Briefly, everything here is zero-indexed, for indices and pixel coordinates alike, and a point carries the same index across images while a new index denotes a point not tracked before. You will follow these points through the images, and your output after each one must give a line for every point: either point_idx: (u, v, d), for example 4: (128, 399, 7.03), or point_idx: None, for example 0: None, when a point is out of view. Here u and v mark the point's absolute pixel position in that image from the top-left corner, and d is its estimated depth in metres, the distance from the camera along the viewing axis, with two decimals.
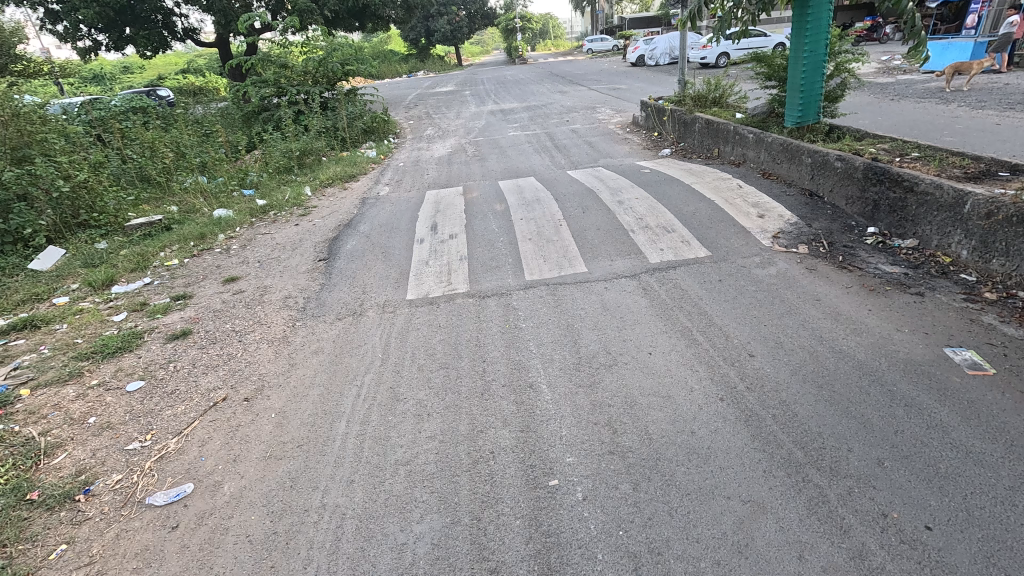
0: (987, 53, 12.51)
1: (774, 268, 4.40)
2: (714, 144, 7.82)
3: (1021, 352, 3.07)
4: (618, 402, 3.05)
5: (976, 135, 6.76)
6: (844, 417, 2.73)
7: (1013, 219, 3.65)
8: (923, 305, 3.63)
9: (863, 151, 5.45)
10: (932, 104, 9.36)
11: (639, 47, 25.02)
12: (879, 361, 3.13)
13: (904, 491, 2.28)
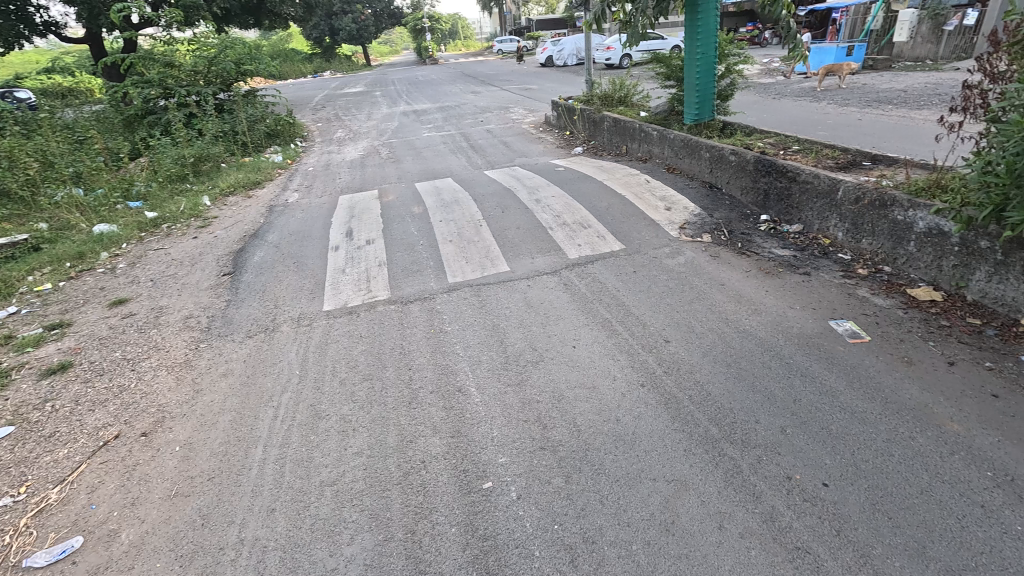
0: (848, 57, 14.11)
1: (683, 257, 4.68)
2: (622, 142, 8.18)
3: (889, 319, 3.49)
4: (546, 398, 3.10)
5: (844, 129, 7.60)
6: (751, 392, 2.96)
7: (876, 203, 4.14)
8: (810, 284, 4.02)
9: (752, 146, 5.94)
10: (806, 103, 10.40)
11: (548, 48, 25.66)
12: (777, 337, 3.43)
13: (804, 454, 2.51)
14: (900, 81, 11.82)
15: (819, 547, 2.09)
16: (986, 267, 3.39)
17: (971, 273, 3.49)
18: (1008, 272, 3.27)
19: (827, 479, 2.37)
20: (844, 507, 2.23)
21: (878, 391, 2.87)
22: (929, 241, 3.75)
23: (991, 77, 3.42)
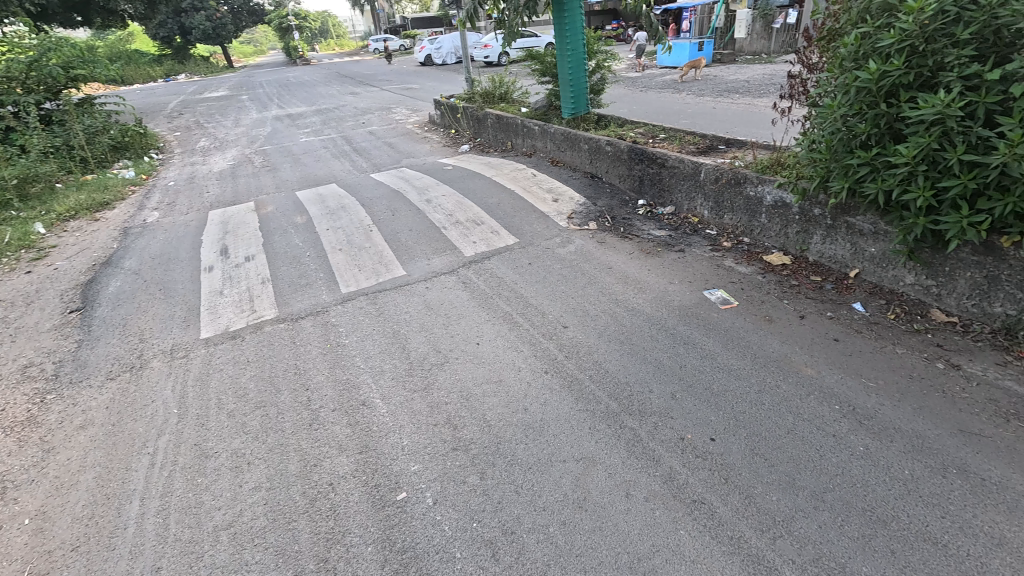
0: (700, 52, 15.61)
1: (573, 245, 4.89)
2: (507, 138, 8.34)
3: (751, 284, 3.94)
4: (454, 398, 3.08)
5: (702, 117, 8.41)
6: (643, 365, 3.18)
7: (732, 181, 4.63)
8: (685, 259, 4.40)
9: (625, 136, 6.35)
10: (669, 94, 11.34)
11: (426, 46, 25.39)
12: (661, 311, 3.71)
13: (693, 414, 2.76)
14: (743, 73, 13.29)
15: (712, 496, 2.30)
16: (820, 231, 3.94)
17: (810, 237, 4.04)
18: (837, 234, 3.83)
19: (714, 433, 2.63)
20: (729, 457, 2.48)
21: (747, 349, 3.23)
22: (776, 212, 4.27)
23: (808, 67, 3.97)
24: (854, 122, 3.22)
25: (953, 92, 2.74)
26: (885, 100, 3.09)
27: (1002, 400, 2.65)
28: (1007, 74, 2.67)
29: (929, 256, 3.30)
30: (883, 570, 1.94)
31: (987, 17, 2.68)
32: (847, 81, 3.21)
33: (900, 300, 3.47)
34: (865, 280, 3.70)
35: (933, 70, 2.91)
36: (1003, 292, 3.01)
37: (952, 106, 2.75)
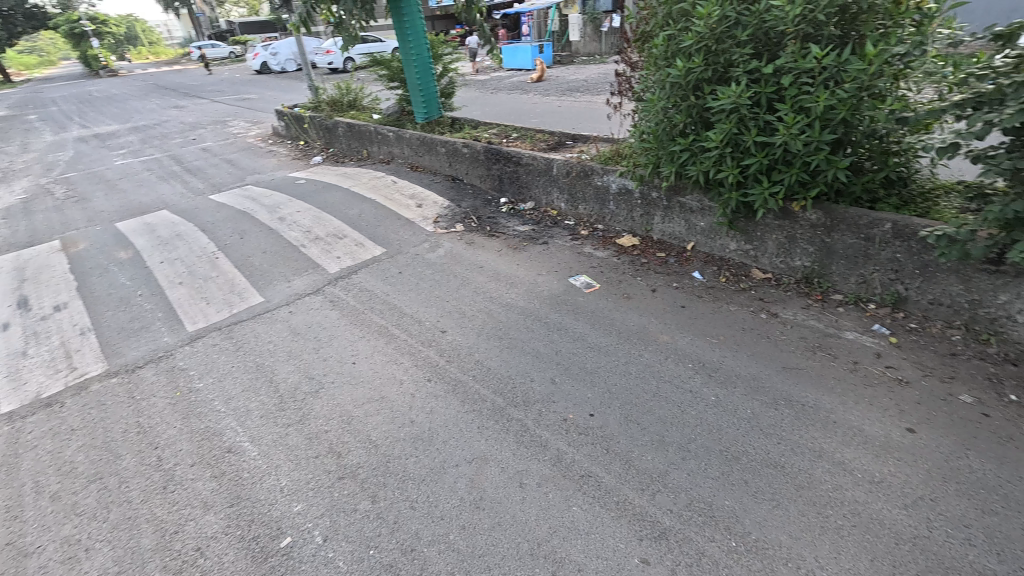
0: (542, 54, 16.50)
1: (442, 249, 4.87)
2: (361, 146, 8.03)
3: (609, 266, 4.27)
4: (335, 424, 2.89)
5: (550, 115, 8.90)
6: (523, 356, 3.28)
7: (581, 174, 4.97)
8: (550, 251, 4.63)
9: (480, 137, 6.49)
10: (518, 95, 11.83)
11: (260, 52, 23.46)
12: (533, 303, 3.87)
13: (572, 395, 2.91)
14: (581, 73, 14.33)
15: (597, 468, 2.46)
16: (659, 212, 4.40)
17: (652, 218, 4.49)
18: (673, 213, 4.31)
19: (592, 409, 2.80)
20: (607, 428, 2.67)
21: (613, 326, 3.50)
22: (622, 198, 4.68)
23: (630, 66, 4.40)
24: (672, 113, 3.64)
25: (742, 85, 3.21)
26: (693, 93, 3.54)
27: (809, 337, 3.21)
28: (778, 68, 3.21)
29: (744, 225, 3.86)
30: (741, 499, 2.24)
31: (758, 21, 3.18)
32: (662, 77, 3.61)
33: (728, 265, 4.01)
34: (700, 251, 4.22)
35: (725, 66, 3.40)
36: (799, 248, 3.64)
37: (743, 97, 3.24)
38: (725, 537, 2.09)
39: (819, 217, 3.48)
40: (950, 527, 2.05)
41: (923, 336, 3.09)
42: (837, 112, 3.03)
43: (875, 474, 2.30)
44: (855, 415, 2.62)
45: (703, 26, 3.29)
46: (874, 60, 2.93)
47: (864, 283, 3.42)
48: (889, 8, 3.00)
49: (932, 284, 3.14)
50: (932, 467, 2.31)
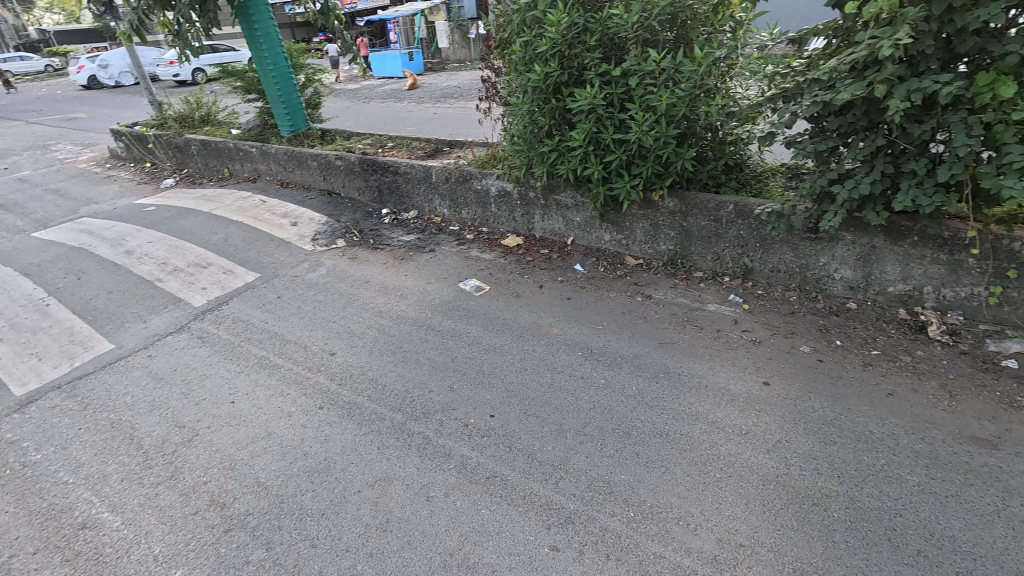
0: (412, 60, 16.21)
1: (323, 267, 4.62)
2: (220, 164, 7.35)
3: (497, 268, 4.34)
4: (215, 473, 2.62)
5: (425, 123, 8.84)
6: (418, 368, 3.22)
7: (460, 179, 5.00)
8: (437, 258, 4.60)
9: (354, 148, 6.27)
10: (391, 103, 11.59)
11: (84, 65, 20.48)
12: (425, 312, 3.81)
13: (471, 400, 2.92)
14: (454, 78, 14.39)
15: (503, 467, 2.49)
16: (538, 211, 4.57)
17: (532, 217, 4.64)
18: (551, 211, 4.50)
19: (492, 410, 2.83)
20: (508, 426, 2.72)
21: (505, 326, 3.56)
22: (502, 200, 4.78)
23: (494, 72, 4.51)
24: (538, 116, 3.81)
25: (596, 87, 3.45)
26: (554, 96, 3.73)
27: (679, 313, 3.53)
28: (625, 71, 3.49)
29: (614, 216, 4.15)
30: (634, 471, 2.40)
31: (603, 28, 3.45)
32: (524, 82, 3.76)
33: (605, 255, 4.28)
34: (579, 244, 4.45)
35: (580, 70, 3.63)
36: (663, 233, 3.99)
37: (598, 98, 3.48)
38: (624, 509, 2.23)
39: (676, 204, 3.84)
40: (802, 461, 2.38)
41: (768, 300, 3.54)
42: (678, 109, 3.37)
43: (741, 427, 2.60)
44: (722, 378, 2.93)
45: (555, 32, 3.48)
46: (702, 62, 3.30)
47: (718, 259, 3.84)
48: (709, 15, 3.40)
49: (770, 255, 3.62)
50: (784, 412, 2.66)
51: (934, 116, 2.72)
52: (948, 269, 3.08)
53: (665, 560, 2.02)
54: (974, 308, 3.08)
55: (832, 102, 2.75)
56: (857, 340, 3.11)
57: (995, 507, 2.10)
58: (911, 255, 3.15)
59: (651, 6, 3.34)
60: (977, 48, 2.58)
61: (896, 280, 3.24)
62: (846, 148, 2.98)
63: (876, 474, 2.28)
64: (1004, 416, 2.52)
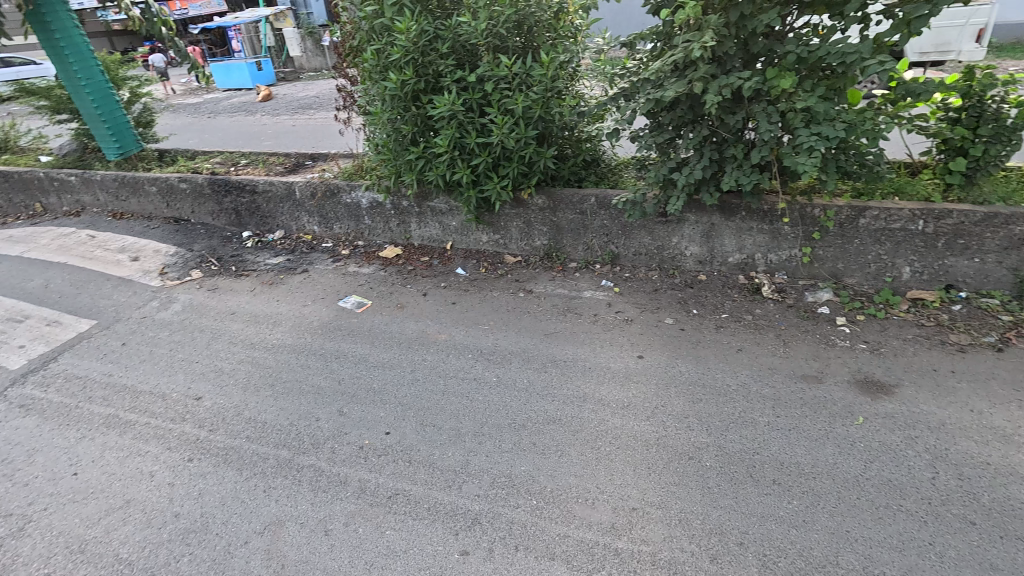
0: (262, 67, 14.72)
1: (177, 304, 4.12)
2: (28, 198, 6.20)
3: (377, 281, 4.21)
4: (61, 561, 2.22)
5: (283, 136, 8.27)
6: (302, 397, 3.01)
7: (327, 193, 4.75)
8: (311, 278, 4.33)
9: (200, 168, 5.67)
10: (241, 117, 10.66)
11: None
12: (303, 337, 3.57)
13: (363, 421, 2.80)
14: (311, 87, 13.60)
15: (404, 483, 2.43)
16: (414, 219, 4.51)
17: (408, 226, 4.57)
18: (426, 218, 4.47)
19: (387, 427, 2.75)
20: (405, 441, 2.66)
21: (392, 339, 3.47)
22: (374, 212, 4.64)
23: (350, 81, 4.37)
24: (400, 124, 3.77)
25: (453, 93, 3.52)
26: (413, 103, 3.73)
27: (560, 303, 3.71)
28: (480, 76, 3.60)
29: (489, 217, 4.24)
30: (533, 460, 2.48)
31: (454, 36, 3.53)
32: (380, 90, 3.70)
33: (485, 256, 4.36)
34: (459, 248, 4.48)
35: (436, 76, 3.66)
36: (536, 229, 4.16)
37: (457, 104, 3.54)
38: (527, 499, 2.30)
39: (544, 200, 4.03)
40: (677, 421, 2.64)
41: (635, 281, 3.87)
42: (533, 111, 3.55)
43: (624, 400, 2.81)
44: (603, 358, 3.14)
45: (406, 40, 3.47)
46: (549, 66, 3.51)
47: (588, 249, 4.10)
48: (551, 22, 3.62)
49: (632, 240, 3.95)
50: (658, 380, 2.93)
51: (742, 108, 3.17)
52: (771, 237, 3.62)
53: (569, 538, 2.12)
54: (793, 267, 3.65)
55: (661, 100, 3.09)
56: (710, 307, 3.52)
57: (824, 430, 2.51)
58: (742, 228, 3.65)
59: (496, 14, 3.47)
60: (766, 50, 3.06)
61: (734, 250, 3.73)
62: (680, 139, 3.37)
63: (736, 421, 2.61)
64: (824, 354, 3.02)
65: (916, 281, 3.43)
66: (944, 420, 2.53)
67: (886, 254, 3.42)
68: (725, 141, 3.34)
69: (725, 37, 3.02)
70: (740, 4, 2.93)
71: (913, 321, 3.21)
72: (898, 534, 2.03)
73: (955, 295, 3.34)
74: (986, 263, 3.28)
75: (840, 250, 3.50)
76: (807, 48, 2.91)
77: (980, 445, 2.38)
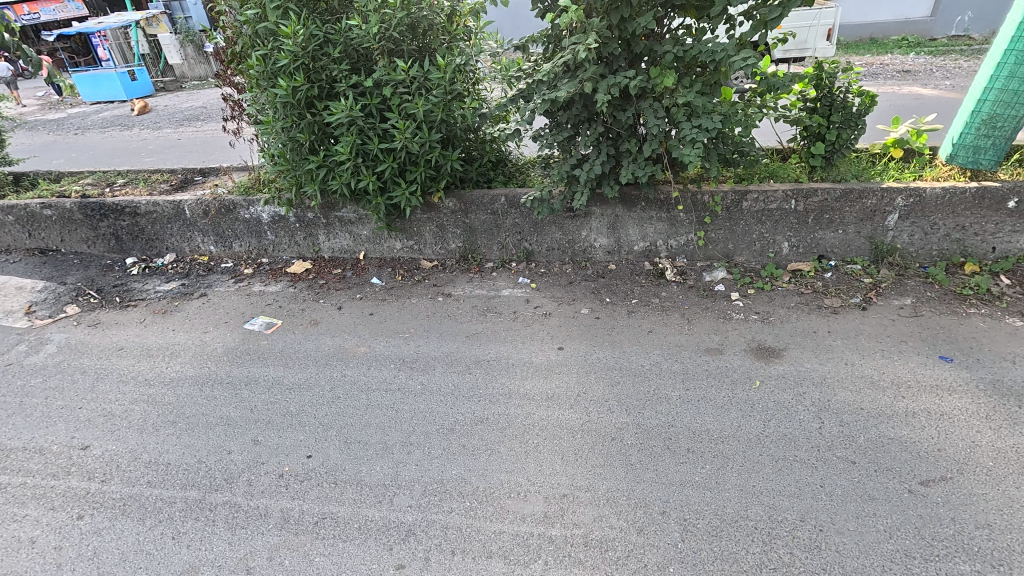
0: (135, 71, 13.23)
1: (50, 345, 3.64)
2: None
3: (287, 298, 3.99)
4: None
5: (166, 151, 7.59)
6: (211, 431, 2.79)
7: (221, 210, 4.42)
8: (211, 303, 4.02)
9: (68, 191, 5.05)
10: (115, 132, 9.63)
11: None
12: (206, 366, 3.30)
13: (282, 447, 2.65)
14: (195, 96, 12.56)
15: (332, 505, 2.33)
16: (321, 231, 4.33)
17: (316, 238, 4.38)
18: (334, 229, 4.30)
19: (309, 450, 2.62)
20: (330, 461, 2.55)
21: (307, 358, 3.31)
22: (277, 226, 4.39)
23: (237, 90, 4.09)
24: (295, 133, 3.62)
25: (349, 99, 3.43)
26: (308, 110, 3.59)
27: (479, 304, 3.74)
28: (377, 81, 3.53)
29: (400, 224, 4.17)
30: (463, 462, 2.48)
31: (345, 40, 3.44)
32: (270, 98, 3.53)
33: (400, 263, 4.28)
34: (372, 258, 4.36)
35: (329, 82, 3.55)
36: (450, 233, 4.15)
37: (354, 110, 3.46)
38: (460, 502, 2.30)
39: (455, 203, 4.03)
40: (598, 405, 2.76)
41: (550, 276, 3.98)
42: (435, 114, 3.55)
43: (548, 392, 2.88)
44: (526, 353, 3.21)
45: (293, 44, 3.33)
46: (446, 69, 3.52)
47: (503, 248, 4.17)
48: (444, 25, 3.63)
49: (544, 236, 4.07)
50: (579, 369, 3.04)
51: (632, 105, 3.38)
52: (669, 224, 3.88)
53: (504, 534, 2.15)
54: (691, 251, 3.94)
55: (556, 99, 3.22)
56: (621, 294, 3.71)
57: (728, 396, 2.74)
58: (643, 217, 3.88)
59: (388, 17, 3.42)
60: (647, 49, 3.28)
61: (638, 239, 3.96)
62: (578, 136, 3.52)
63: (651, 398, 2.77)
64: (723, 327, 3.30)
65: (794, 254, 3.84)
66: (825, 375, 2.85)
67: (767, 232, 3.79)
68: (620, 137, 3.54)
69: (609, 39, 3.20)
70: (619, 7, 3.12)
71: (795, 290, 3.59)
72: (795, 481, 2.26)
73: (825, 264, 3.78)
74: (847, 234, 3.74)
75: (729, 231, 3.83)
76: (682, 48, 3.15)
77: (854, 393, 2.71)
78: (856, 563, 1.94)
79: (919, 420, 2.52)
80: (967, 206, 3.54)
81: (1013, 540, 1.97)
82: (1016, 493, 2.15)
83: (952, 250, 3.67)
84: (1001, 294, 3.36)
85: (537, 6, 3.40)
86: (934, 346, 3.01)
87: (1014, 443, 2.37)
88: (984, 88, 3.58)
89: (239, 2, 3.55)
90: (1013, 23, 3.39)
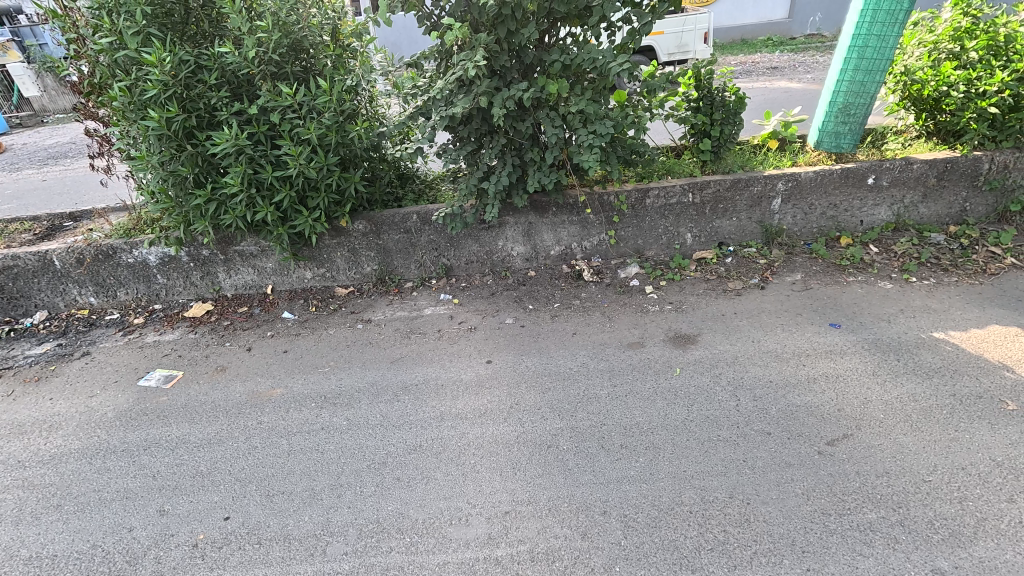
0: None
1: None
2: None
3: (187, 346, 3.63)
4: None
5: (30, 195, 6.72)
6: (106, 507, 2.46)
7: (99, 256, 3.95)
8: (96, 362, 3.57)
9: None
10: None
11: None
12: (93, 436, 2.92)
13: (193, 513, 2.39)
14: (61, 131, 11.26)
15: (259, 566, 2.13)
16: (220, 268, 4.00)
17: (215, 276, 4.04)
18: (235, 264, 4.00)
19: (225, 512, 2.38)
20: (250, 519, 2.33)
21: (215, 410, 3.02)
22: (168, 268, 4.00)
23: (103, 124, 3.68)
24: (175, 166, 3.34)
25: (234, 127, 3.21)
26: (188, 141, 3.33)
27: (402, 327, 3.62)
28: (263, 107, 3.34)
29: (308, 252, 3.96)
30: (399, 496, 2.37)
31: (221, 65, 3.23)
32: (141, 131, 3.22)
33: (313, 293, 4.05)
34: (281, 291, 4.10)
35: (209, 110, 3.32)
36: (363, 256, 4.00)
37: (241, 138, 3.24)
38: (400, 538, 2.19)
39: (365, 225, 3.89)
40: (531, 415, 2.75)
41: (472, 289, 3.95)
42: (330, 138, 3.40)
43: (479, 408, 2.84)
44: (454, 371, 3.14)
45: (160, 73, 3.07)
46: (337, 91, 3.38)
47: (421, 266, 4.08)
48: (330, 45, 3.50)
49: (461, 250, 4.03)
50: (508, 380, 3.02)
51: (529, 116, 3.45)
52: (581, 227, 3.98)
53: (449, 564, 2.07)
54: (604, 250, 4.07)
55: (454, 114, 3.21)
56: (543, 300, 3.75)
57: (652, 387, 2.85)
58: (556, 222, 3.95)
59: (265, 40, 3.24)
60: (538, 60, 3.37)
61: (553, 243, 4.03)
62: (482, 150, 3.55)
63: (582, 400, 2.81)
64: (641, 321, 3.43)
65: (697, 244, 4.08)
66: (735, 355, 3.04)
67: (671, 226, 4.01)
68: (522, 147, 3.61)
69: (498, 52, 3.25)
70: (505, 20, 3.16)
71: (701, 278, 3.82)
72: (721, 460, 2.38)
73: (725, 250, 4.05)
74: (741, 220, 4.03)
75: (637, 228, 4.00)
76: (569, 56, 3.26)
77: (762, 367, 2.91)
78: (782, 530, 2.06)
79: (819, 385, 2.76)
80: (837, 186, 3.94)
81: (907, 482, 2.20)
82: (904, 439, 2.40)
83: (829, 226, 4.07)
84: (872, 262, 3.78)
85: (424, 23, 3.39)
86: (824, 315, 3.31)
87: (898, 394, 2.65)
88: (836, 80, 4.03)
89: (93, 29, 3.21)
90: (852, 23, 3.84)
